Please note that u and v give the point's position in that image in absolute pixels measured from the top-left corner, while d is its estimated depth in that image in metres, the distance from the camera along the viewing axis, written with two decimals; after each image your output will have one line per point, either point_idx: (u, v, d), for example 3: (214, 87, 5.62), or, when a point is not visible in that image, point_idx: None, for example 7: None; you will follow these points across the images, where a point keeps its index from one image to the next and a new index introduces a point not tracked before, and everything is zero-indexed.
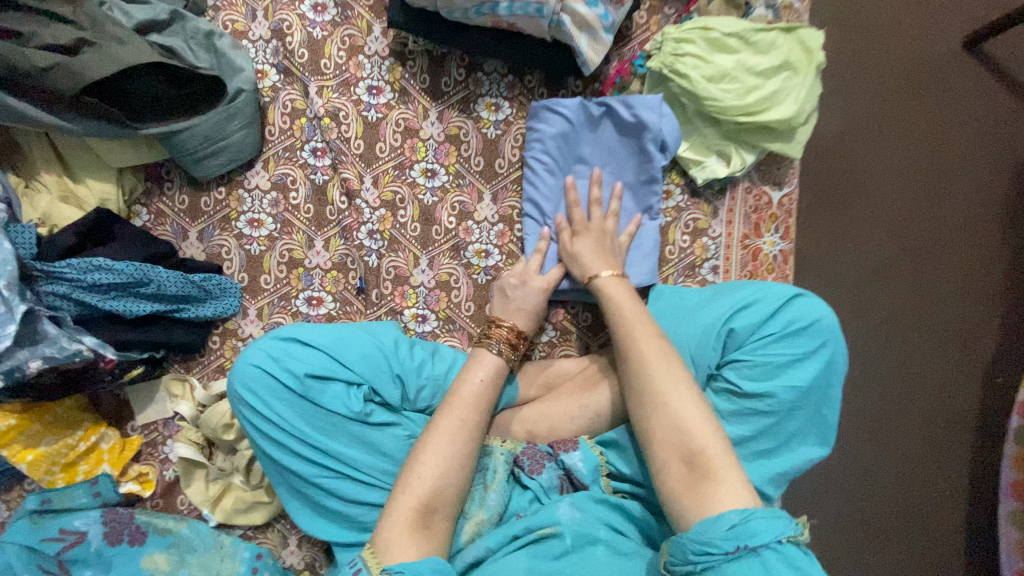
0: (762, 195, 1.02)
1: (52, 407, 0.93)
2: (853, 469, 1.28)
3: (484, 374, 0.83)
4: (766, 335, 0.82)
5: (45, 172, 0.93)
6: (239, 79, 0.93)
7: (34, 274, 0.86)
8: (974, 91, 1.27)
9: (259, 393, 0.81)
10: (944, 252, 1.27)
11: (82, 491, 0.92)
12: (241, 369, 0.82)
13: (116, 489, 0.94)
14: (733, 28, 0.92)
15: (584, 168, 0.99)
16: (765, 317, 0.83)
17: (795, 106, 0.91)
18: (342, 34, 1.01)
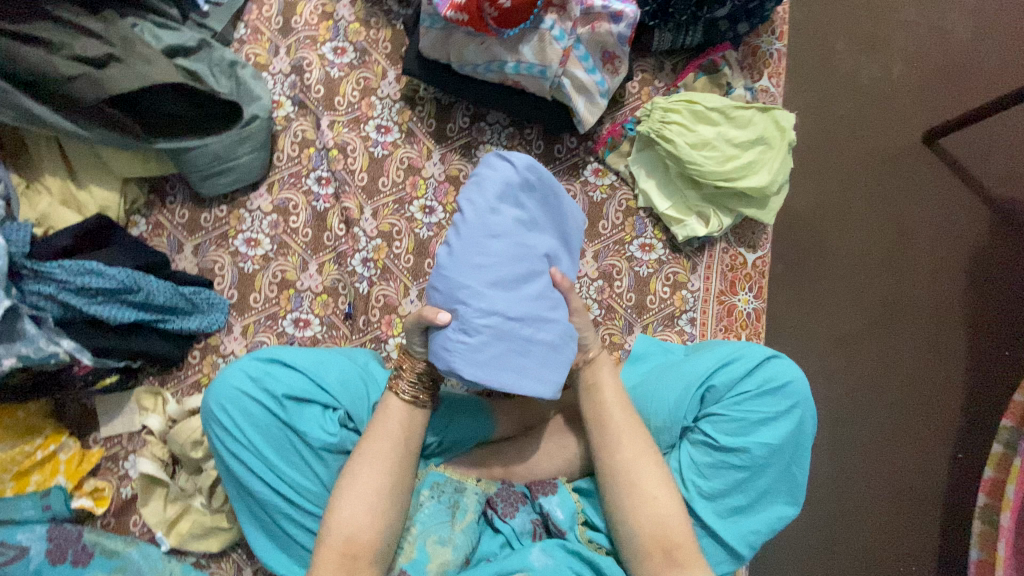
0: (738, 256, 1.09)
1: (12, 410, 0.90)
2: (817, 530, 1.30)
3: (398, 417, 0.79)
4: (741, 393, 0.86)
5: (49, 175, 0.94)
6: (255, 106, 0.98)
7: (24, 272, 0.85)
8: (930, 179, 1.39)
9: (232, 417, 0.81)
10: (902, 322, 1.36)
11: (30, 503, 0.88)
12: (221, 389, 0.82)
13: (67, 504, 0.90)
14: (716, 103, 1.02)
15: (513, 235, 0.73)
16: (742, 374, 0.87)
17: (768, 176, 1.00)
18: (358, 76, 1.08)
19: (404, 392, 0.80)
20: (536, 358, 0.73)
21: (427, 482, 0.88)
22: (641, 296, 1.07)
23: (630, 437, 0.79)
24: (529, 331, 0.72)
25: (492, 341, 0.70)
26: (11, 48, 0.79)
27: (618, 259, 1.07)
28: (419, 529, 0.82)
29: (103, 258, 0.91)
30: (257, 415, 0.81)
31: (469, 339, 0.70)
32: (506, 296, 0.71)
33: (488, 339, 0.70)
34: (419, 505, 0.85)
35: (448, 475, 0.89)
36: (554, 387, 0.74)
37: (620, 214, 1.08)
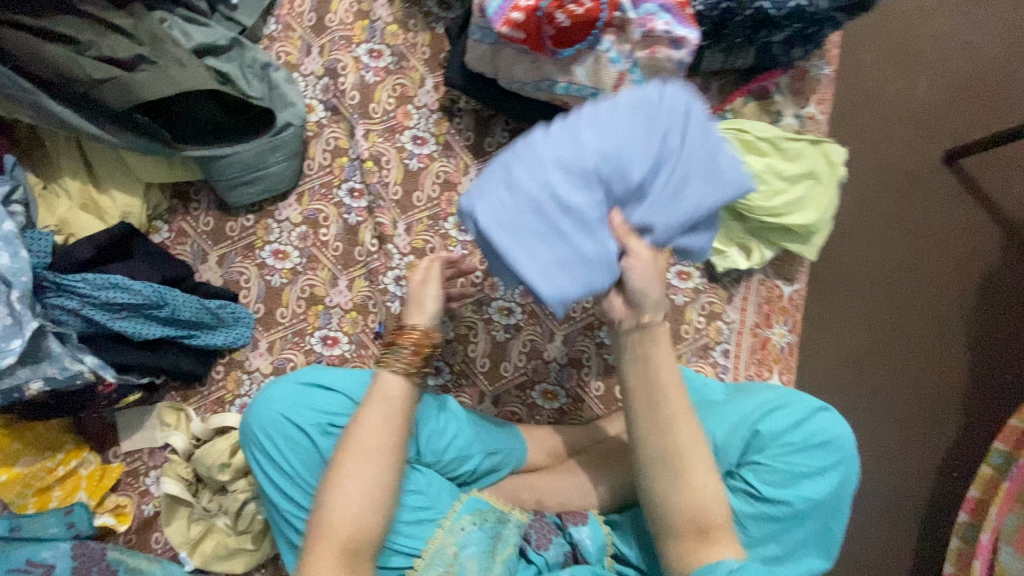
0: (775, 288, 1.07)
1: (26, 427, 0.86)
2: None
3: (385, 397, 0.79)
4: (788, 444, 0.85)
5: (69, 177, 0.88)
6: (289, 112, 0.92)
7: (48, 283, 0.81)
8: None
9: (274, 442, 0.82)
10: None
11: (53, 520, 0.84)
12: (260, 414, 0.83)
13: (90, 522, 0.86)
14: (766, 134, 0.99)
15: (624, 143, 0.61)
16: (790, 424, 0.86)
17: (816, 214, 0.98)
18: (394, 82, 1.02)
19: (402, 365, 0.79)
20: (563, 255, 0.60)
21: (469, 505, 0.86)
22: (676, 325, 1.06)
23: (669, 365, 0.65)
24: (571, 228, 0.60)
25: (532, 215, 0.61)
26: (36, 45, 0.73)
27: None
28: (462, 553, 0.80)
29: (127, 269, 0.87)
30: (299, 437, 0.81)
31: (508, 197, 0.61)
32: (571, 185, 0.60)
33: (527, 202, 0.61)
34: (461, 531, 0.83)
35: (491, 503, 0.88)
36: (558, 293, 0.60)
37: None
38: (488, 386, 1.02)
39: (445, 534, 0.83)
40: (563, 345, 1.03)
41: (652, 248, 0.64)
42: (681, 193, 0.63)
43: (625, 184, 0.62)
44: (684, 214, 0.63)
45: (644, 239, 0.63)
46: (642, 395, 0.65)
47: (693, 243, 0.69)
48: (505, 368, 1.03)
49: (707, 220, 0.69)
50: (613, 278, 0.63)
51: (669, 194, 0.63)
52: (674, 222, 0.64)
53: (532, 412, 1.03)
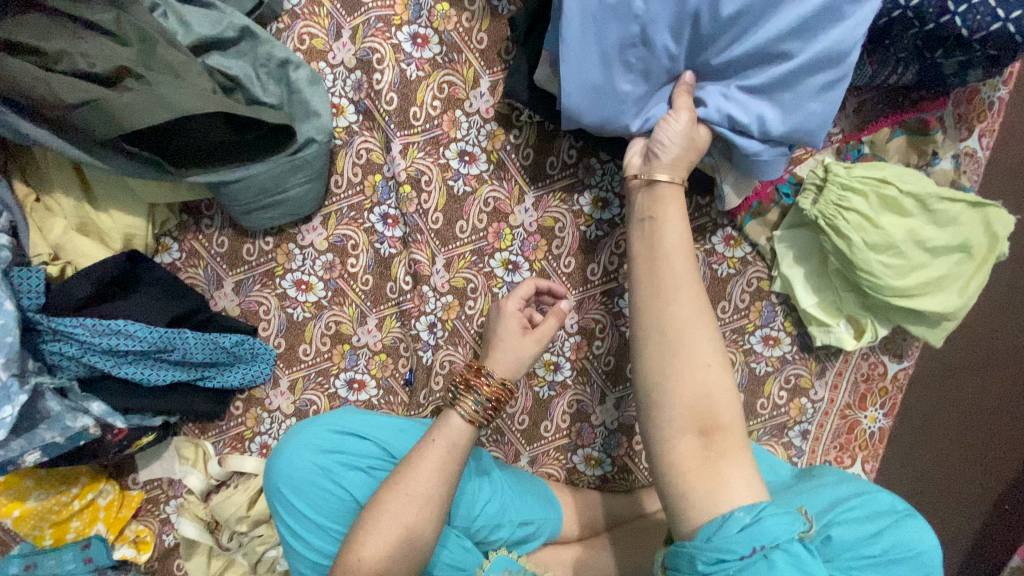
0: (878, 364, 0.90)
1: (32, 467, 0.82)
2: None
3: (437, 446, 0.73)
4: (867, 556, 0.69)
5: (61, 193, 0.76)
6: (312, 126, 0.75)
7: (39, 330, 0.72)
8: None
9: (306, 490, 0.76)
10: None
11: (71, 554, 0.84)
12: (291, 459, 0.77)
13: (109, 555, 0.85)
14: (915, 188, 0.76)
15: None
16: (868, 532, 0.71)
17: (960, 299, 0.77)
18: (441, 80, 0.82)
19: (462, 411, 0.74)
20: (595, 77, 0.65)
21: (498, 564, 0.80)
22: (752, 399, 0.91)
23: (675, 288, 0.60)
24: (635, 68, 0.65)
25: (604, 15, 0.63)
26: None
27: (733, 350, 0.89)
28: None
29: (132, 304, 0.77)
30: (336, 480, 0.77)
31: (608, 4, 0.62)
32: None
33: (608, 20, 0.63)
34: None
35: (523, 565, 0.81)
36: (571, 106, 0.66)
37: (746, 297, 0.88)
38: (525, 446, 0.92)
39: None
40: (614, 408, 0.91)
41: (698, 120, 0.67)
42: (756, 90, 0.65)
43: (714, 20, 0.62)
44: (753, 109, 0.65)
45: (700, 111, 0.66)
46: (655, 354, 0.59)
47: (759, 126, 0.65)
48: (545, 427, 0.92)
49: (794, 96, 0.64)
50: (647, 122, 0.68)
51: (749, 87, 0.65)
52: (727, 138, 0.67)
53: (571, 475, 0.93)
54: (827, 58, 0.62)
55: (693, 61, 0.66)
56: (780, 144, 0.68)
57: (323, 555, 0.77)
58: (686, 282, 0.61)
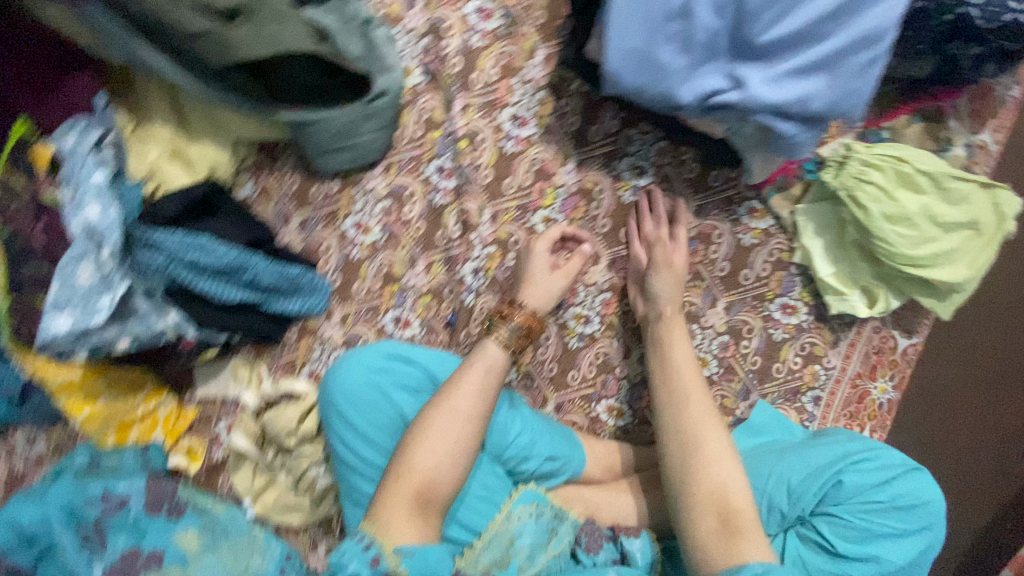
0: (889, 338, 0.96)
1: (105, 370, 0.88)
2: None
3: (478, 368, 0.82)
4: (873, 501, 0.80)
5: (159, 123, 0.85)
6: (387, 79, 0.85)
7: (132, 238, 0.81)
8: None
9: (361, 402, 0.84)
10: None
11: (130, 456, 0.90)
12: (348, 371, 0.86)
13: (164, 461, 0.91)
14: (929, 167, 0.83)
15: None
16: (875, 481, 0.81)
17: (968, 270, 0.84)
18: (500, 50, 0.92)
19: (499, 340, 0.85)
20: (640, 46, 0.68)
21: (526, 497, 0.87)
22: (769, 362, 0.97)
23: (705, 458, 0.75)
24: (681, 39, 0.68)
25: None
26: None
27: (753, 315, 0.96)
28: (517, 542, 0.82)
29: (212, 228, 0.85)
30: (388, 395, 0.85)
31: None
32: None
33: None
34: (518, 520, 0.84)
35: (548, 499, 0.89)
36: (613, 69, 0.69)
37: (768, 266, 0.95)
38: (553, 392, 0.99)
39: (503, 520, 0.83)
40: (638, 361, 0.98)
41: (742, 99, 0.68)
42: (799, 71, 0.67)
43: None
44: (794, 90, 0.67)
45: (743, 87, 0.68)
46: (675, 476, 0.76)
47: (801, 105, 0.68)
48: (572, 376, 0.98)
49: (834, 75, 0.68)
50: (689, 96, 0.70)
51: (787, 68, 0.68)
52: (767, 116, 0.69)
53: (593, 424, 1.00)
54: (858, 43, 0.67)
55: (737, 40, 0.69)
56: (813, 126, 0.72)
57: (372, 468, 0.83)
58: (710, 426, 0.78)
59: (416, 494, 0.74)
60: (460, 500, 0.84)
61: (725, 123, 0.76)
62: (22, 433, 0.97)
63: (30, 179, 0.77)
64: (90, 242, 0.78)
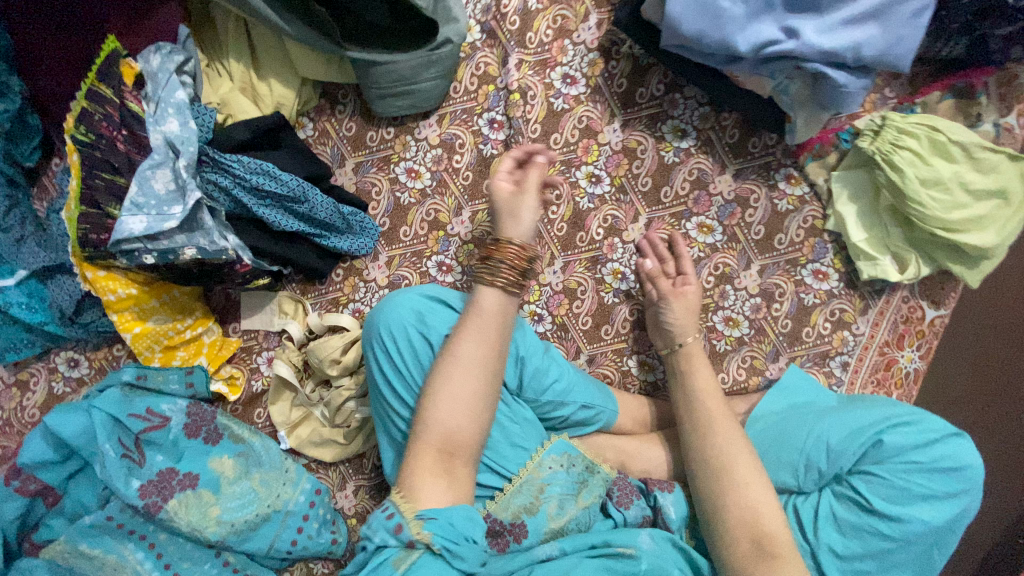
0: (917, 308, 0.98)
1: (165, 290, 0.92)
2: None
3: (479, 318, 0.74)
4: (913, 462, 0.78)
5: (234, 59, 0.91)
6: (451, 28, 0.90)
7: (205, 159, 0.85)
8: None
9: (403, 345, 0.79)
10: None
11: (175, 377, 0.94)
12: (388, 314, 0.81)
13: (207, 385, 0.95)
14: (962, 137, 0.87)
15: None
16: (917, 442, 0.79)
17: (997, 237, 0.87)
18: (556, 13, 0.97)
19: (496, 284, 0.77)
20: None
21: (558, 447, 0.84)
22: (799, 327, 0.99)
23: (725, 470, 0.78)
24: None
25: None
26: None
27: (785, 279, 0.98)
28: (547, 490, 0.81)
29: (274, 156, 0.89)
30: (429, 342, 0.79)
31: None
32: None
33: None
34: (548, 468, 0.82)
35: (580, 450, 0.86)
36: (673, 13, 0.80)
37: (801, 232, 0.98)
38: (587, 344, 1.01)
39: (534, 467, 0.82)
40: None
41: (794, 49, 0.78)
42: (846, 24, 0.78)
43: None
44: (845, 40, 0.77)
45: (799, 37, 0.78)
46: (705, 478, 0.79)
47: (852, 53, 0.78)
48: (606, 330, 1.01)
49: (881, 25, 0.77)
50: (749, 45, 0.79)
51: (838, 21, 0.78)
52: (819, 66, 0.79)
53: (624, 379, 1.02)
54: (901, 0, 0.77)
55: None
56: (863, 77, 0.81)
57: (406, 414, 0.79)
58: (731, 433, 0.81)
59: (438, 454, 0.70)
60: (491, 445, 0.82)
61: (775, 78, 0.84)
62: (66, 354, 0.99)
63: (117, 90, 0.82)
64: (168, 151, 0.83)
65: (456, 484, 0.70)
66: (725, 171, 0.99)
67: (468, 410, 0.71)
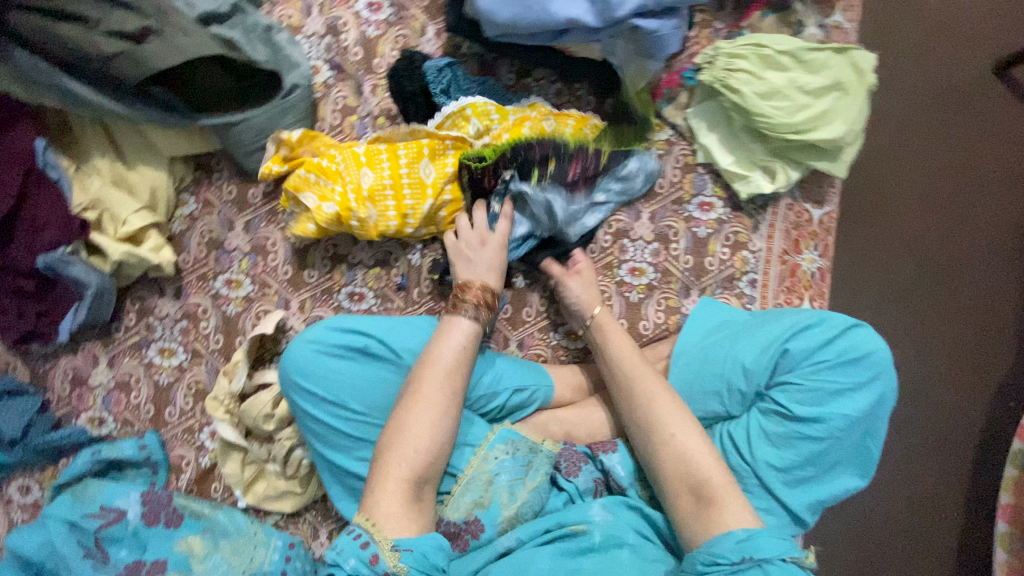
0: (803, 212, 1.03)
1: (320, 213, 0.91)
2: (884, 490, 1.25)
3: (461, 340, 0.79)
4: (821, 360, 0.81)
5: (99, 157, 0.94)
6: (296, 74, 0.94)
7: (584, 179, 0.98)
8: (996, 109, 1.24)
9: (321, 373, 0.78)
10: (976, 256, 1.21)
11: (128, 445, 0.97)
12: (296, 356, 0.79)
13: (163, 449, 0.99)
14: (787, 46, 0.93)
15: None
16: (820, 343, 0.83)
17: (845, 126, 0.92)
18: (395, 34, 1.01)
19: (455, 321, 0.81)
20: None
21: (502, 436, 0.86)
22: (700, 259, 1.03)
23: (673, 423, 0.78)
24: None
25: None
26: (49, 27, 0.77)
27: (676, 219, 1.03)
28: (496, 481, 0.82)
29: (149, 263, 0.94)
30: (345, 368, 0.78)
31: None
32: None
33: None
34: (495, 460, 0.84)
35: (522, 434, 0.88)
36: (485, 6, 0.86)
37: (677, 171, 1.03)
38: (512, 331, 1.04)
39: (480, 461, 0.83)
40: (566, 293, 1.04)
41: (602, 10, 0.84)
42: None
43: None
44: None
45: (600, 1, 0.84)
46: (636, 434, 0.81)
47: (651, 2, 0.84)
48: (527, 313, 1.04)
49: None
50: (563, 18, 0.84)
51: None
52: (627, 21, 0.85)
53: (557, 353, 1.04)
54: None
55: None
56: (671, 19, 0.87)
57: (349, 442, 0.79)
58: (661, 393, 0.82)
59: (410, 475, 0.69)
60: None
61: (599, 41, 0.90)
62: (16, 484, 0.99)
63: None
64: None
65: (421, 510, 0.69)
66: None
67: (438, 428, 0.73)
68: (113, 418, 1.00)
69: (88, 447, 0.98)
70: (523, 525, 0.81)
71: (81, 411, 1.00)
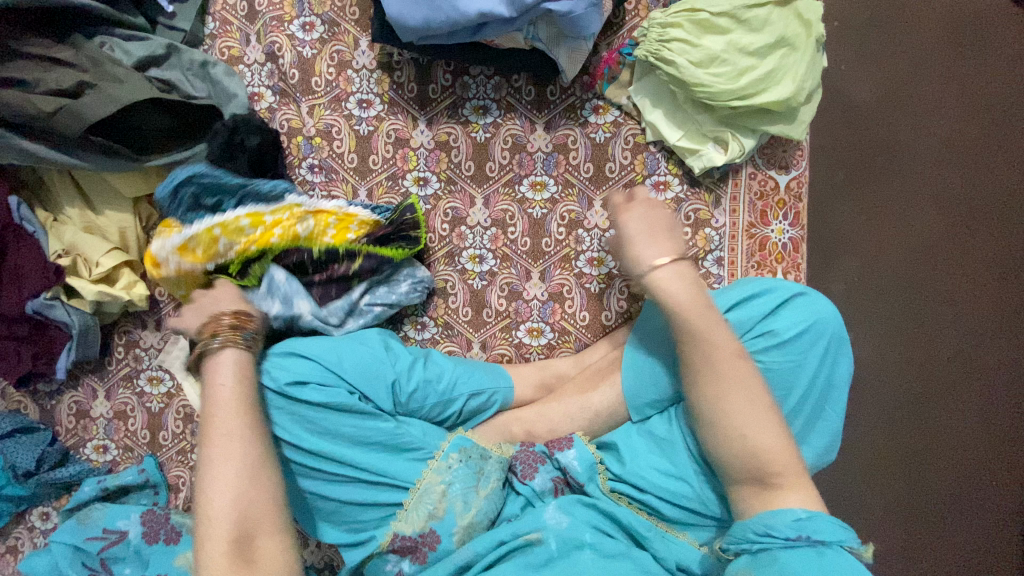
0: (768, 180, 0.97)
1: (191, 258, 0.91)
2: (909, 469, 1.13)
3: (225, 378, 0.73)
4: (765, 333, 0.76)
5: (70, 207, 1.01)
6: (233, 104, 0.97)
7: (333, 282, 0.97)
8: (995, 38, 1.11)
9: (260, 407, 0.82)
10: (980, 204, 1.11)
11: (129, 472, 1.04)
12: None
13: (160, 470, 1.06)
14: (722, 6, 0.87)
15: None
16: (763, 314, 0.77)
17: (794, 85, 0.86)
18: (331, 51, 1.02)
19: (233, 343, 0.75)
20: None
21: (454, 444, 0.85)
22: None
23: None
24: None
25: None
26: None
27: None
28: (449, 491, 0.81)
29: (123, 300, 1.00)
30: (280, 401, 0.82)
31: None
32: None
33: None
34: (447, 469, 0.83)
35: (474, 441, 0.87)
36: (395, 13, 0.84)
37: (628, 153, 0.99)
38: (474, 333, 1.04)
39: (432, 473, 0.82)
40: (541, 280, 1.02)
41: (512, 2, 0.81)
42: None
43: None
44: None
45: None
46: None
47: None
48: (487, 314, 1.03)
49: None
50: (472, 16, 0.82)
51: None
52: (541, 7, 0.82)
53: (521, 350, 1.03)
54: None
55: None
56: None
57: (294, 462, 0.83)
58: None
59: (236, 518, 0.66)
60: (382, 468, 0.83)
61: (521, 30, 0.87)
62: (38, 510, 1.08)
63: None
64: None
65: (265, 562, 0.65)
66: (537, 127, 1.01)
67: (248, 463, 0.69)
68: (115, 444, 1.07)
69: (96, 475, 1.06)
70: (479, 534, 0.79)
71: (87, 440, 1.08)
